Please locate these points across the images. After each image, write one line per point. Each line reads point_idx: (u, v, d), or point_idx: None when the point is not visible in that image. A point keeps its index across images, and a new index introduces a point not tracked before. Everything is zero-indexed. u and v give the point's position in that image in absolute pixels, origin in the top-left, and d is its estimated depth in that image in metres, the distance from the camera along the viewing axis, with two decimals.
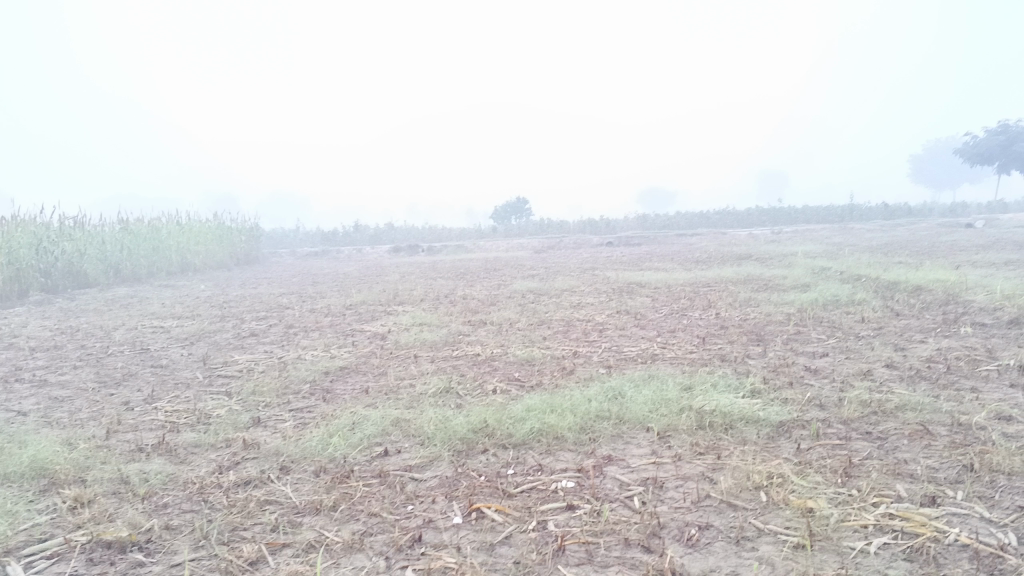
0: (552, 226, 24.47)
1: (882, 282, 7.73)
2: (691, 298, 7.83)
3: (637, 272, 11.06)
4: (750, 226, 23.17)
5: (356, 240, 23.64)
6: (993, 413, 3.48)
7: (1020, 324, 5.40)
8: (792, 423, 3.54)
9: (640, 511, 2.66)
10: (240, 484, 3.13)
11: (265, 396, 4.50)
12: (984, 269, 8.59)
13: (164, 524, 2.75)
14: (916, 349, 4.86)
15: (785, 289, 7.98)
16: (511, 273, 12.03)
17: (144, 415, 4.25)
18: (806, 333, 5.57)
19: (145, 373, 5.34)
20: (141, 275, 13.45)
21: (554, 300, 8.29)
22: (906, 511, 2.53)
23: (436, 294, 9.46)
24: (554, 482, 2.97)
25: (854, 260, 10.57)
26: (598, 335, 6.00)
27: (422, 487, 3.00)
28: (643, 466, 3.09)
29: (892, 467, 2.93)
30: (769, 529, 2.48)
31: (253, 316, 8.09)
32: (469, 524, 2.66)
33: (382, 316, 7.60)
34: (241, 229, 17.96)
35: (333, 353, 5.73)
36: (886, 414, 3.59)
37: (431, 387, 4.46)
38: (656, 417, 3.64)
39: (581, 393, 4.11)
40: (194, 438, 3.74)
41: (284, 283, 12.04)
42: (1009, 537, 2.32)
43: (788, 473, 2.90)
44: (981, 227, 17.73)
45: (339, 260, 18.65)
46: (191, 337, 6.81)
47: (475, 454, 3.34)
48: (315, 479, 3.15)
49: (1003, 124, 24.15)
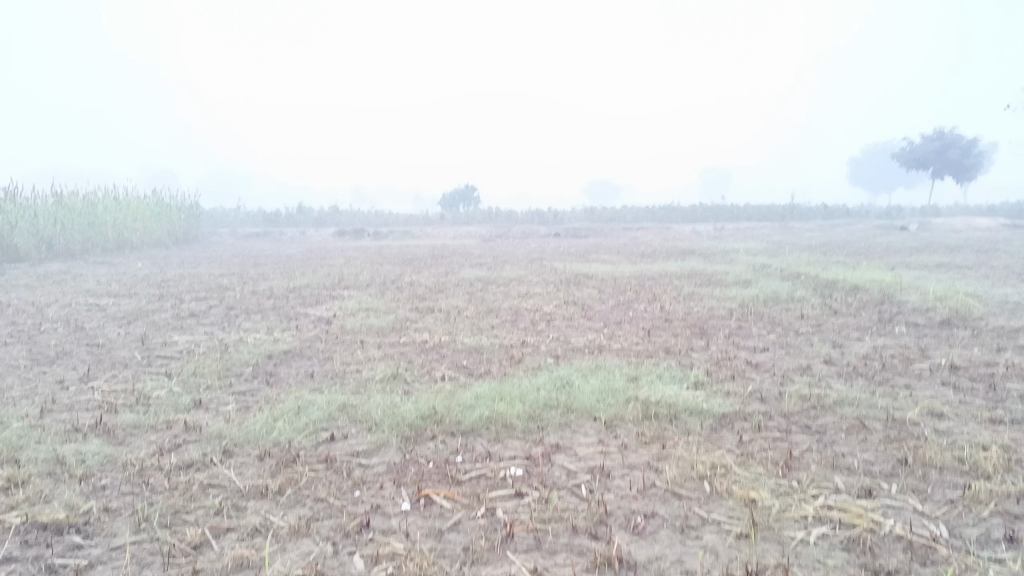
0: (500, 215, 24.47)
1: (820, 280, 7.95)
2: (636, 291, 7.93)
3: (585, 263, 11.13)
4: (693, 222, 23.54)
5: (299, 221, 23.27)
6: (925, 410, 3.61)
7: (951, 325, 5.61)
8: (734, 415, 3.62)
9: (587, 499, 2.69)
10: (182, 467, 3.06)
11: (206, 378, 4.41)
12: (917, 271, 8.91)
13: (103, 506, 2.68)
14: (853, 346, 5.01)
15: (728, 284, 8.13)
16: (459, 261, 12.04)
17: (79, 394, 4.13)
18: (747, 328, 5.70)
19: (80, 352, 5.18)
20: (74, 250, 13.04)
21: (502, 289, 8.30)
22: (844, 502, 2.61)
23: (383, 280, 9.39)
24: (502, 470, 2.98)
25: (795, 258, 10.80)
26: (545, 325, 6.04)
27: (369, 473, 2.98)
28: (591, 455, 3.13)
29: (830, 460, 3.01)
30: (713, 517, 2.54)
31: (193, 296, 7.90)
32: (417, 510, 2.65)
33: (327, 300, 7.52)
34: (181, 208, 17.54)
35: (277, 336, 5.64)
36: (824, 408, 3.69)
37: (378, 373, 4.43)
38: (603, 407, 3.68)
39: (529, 381, 4.13)
40: (134, 420, 3.64)
41: (225, 264, 11.83)
42: (941, 529, 2.41)
43: (731, 463, 2.96)
44: (915, 230, 18.32)
45: (282, 242, 18.38)
46: (129, 316, 6.64)
47: (423, 441, 3.33)
48: (259, 463, 3.10)
49: (938, 130, 24.90)
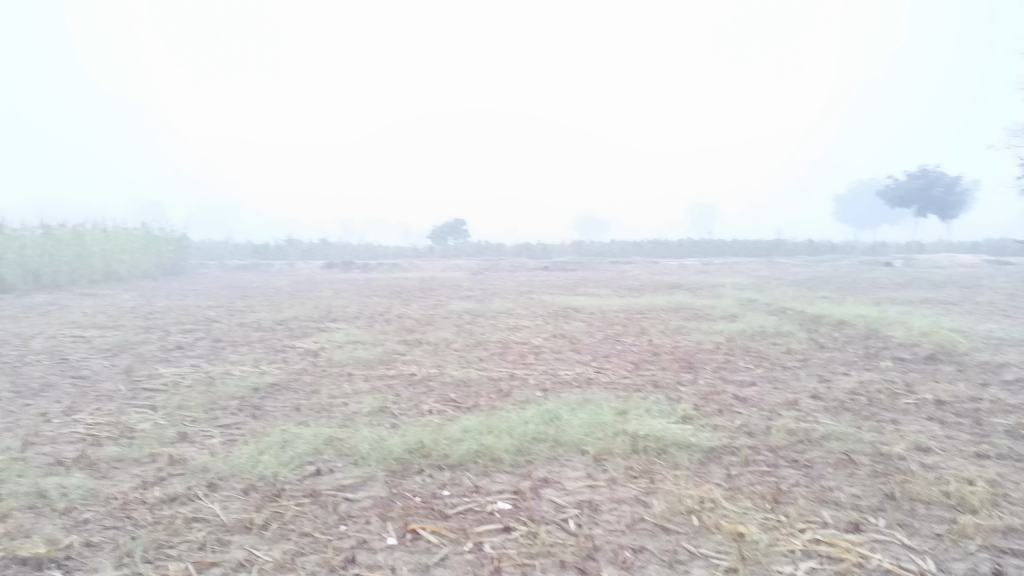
0: (488, 248, 24.55)
1: (807, 314, 7.99)
2: (624, 324, 7.96)
3: (574, 297, 11.14)
4: (681, 257, 23.67)
5: (287, 254, 23.25)
6: (912, 445, 3.62)
7: (936, 360, 5.64)
8: (722, 448, 3.62)
9: (575, 534, 2.68)
10: (166, 501, 3.03)
11: (192, 411, 4.38)
12: (903, 306, 8.97)
13: (85, 541, 2.64)
14: (839, 381, 5.03)
15: (715, 318, 8.17)
16: (448, 293, 12.04)
17: (63, 427, 4.08)
18: (734, 362, 5.71)
19: (65, 384, 5.14)
20: (60, 281, 12.98)
21: (490, 322, 8.30)
22: (832, 537, 2.60)
23: (372, 312, 9.38)
24: (489, 504, 2.96)
25: (781, 293, 10.86)
26: (533, 358, 6.04)
27: (356, 507, 2.95)
28: (579, 489, 3.11)
29: (818, 495, 3.02)
30: (701, 552, 2.53)
31: (179, 328, 7.86)
32: (404, 545, 2.63)
33: (315, 332, 7.50)
34: (169, 239, 17.52)
35: (263, 368, 5.62)
36: (812, 442, 3.70)
37: (366, 406, 4.41)
38: (591, 441, 3.68)
39: (517, 415, 4.12)
40: (118, 453, 3.60)
41: (213, 295, 11.79)
42: (929, 564, 2.41)
43: (719, 498, 2.96)
44: (900, 266, 18.50)
45: (270, 274, 18.36)
46: (114, 347, 6.60)
47: (410, 475, 3.31)
48: (245, 497, 3.07)
49: (922, 168, 25.25)
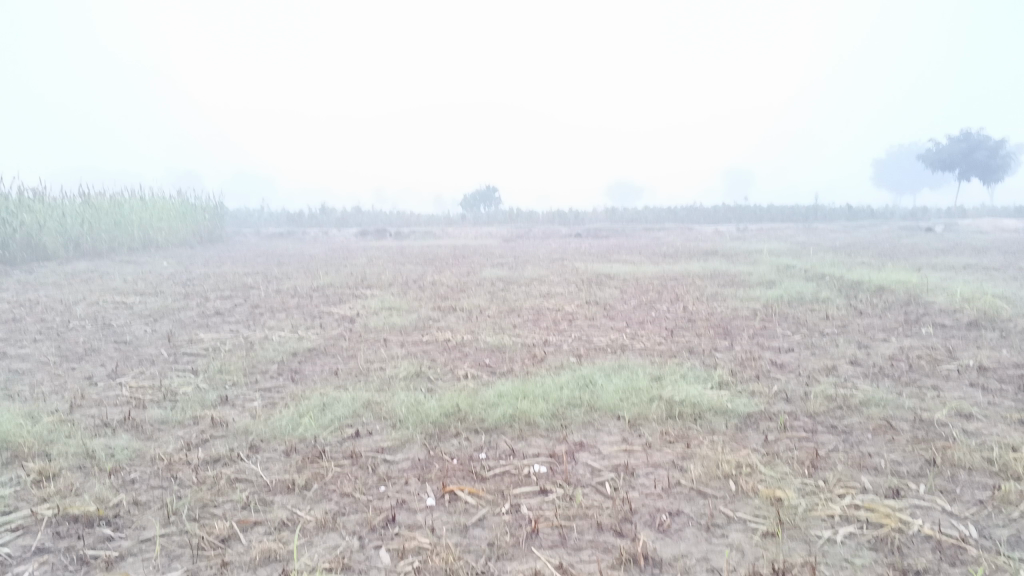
0: (521, 216, 24.48)
1: (845, 280, 7.88)
2: (659, 291, 7.91)
3: (607, 264, 11.09)
4: (716, 223, 23.41)
5: (321, 221, 23.40)
6: (953, 411, 3.57)
7: (979, 326, 5.54)
8: (759, 414, 3.60)
9: (611, 497, 2.69)
10: (209, 462, 3.09)
11: (232, 375, 4.45)
12: (945, 272, 8.81)
13: (132, 500, 2.72)
14: (879, 347, 4.96)
15: (751, 285, 8.09)
16: (481, 261, 12.06)
17: (108, 390, 4.18)
18: (771, 328, 5.66)
19: (108, 349, 5.25)
20: (100, 249, 13.21)
21: (524, 288, 8.30)
22: (871, 502, 2.59)
23: (405, 278, 9.44)
24: (526, 467, 2.98)
25: (819, 259, 10.70)
26: (567, 324, 6.04)
27: (394, 469, 2.99)
28: (615, 453, 3.12)
29: (857, 460, 2.99)
30: (738, 516, 2.53)
31: (217, 295, 7.96)
32: (442, 506, 2.66)
33: (350, 299, 7.56)
34: (205, 207, 17.71)
35: (301, 334, 5.69)
36: (851, 408, 3.67)
37: (402, 371, 4.45)
38: (627, 406, 3.67)
39: (553, 380, 4.13)
40: (161, 415, 3.68)
41: (249, 263, 11.94)
42: (970, 529, 2.39)
43: (756, 463, 2.95)
44: (941, 231, 18.13)
45: (304, 241, 18.53)
46: (155, 313, 6.72)
47: (447, 438, 3.34)
48: (285, 459, 3.12)
49: (965, 131, 24.63)
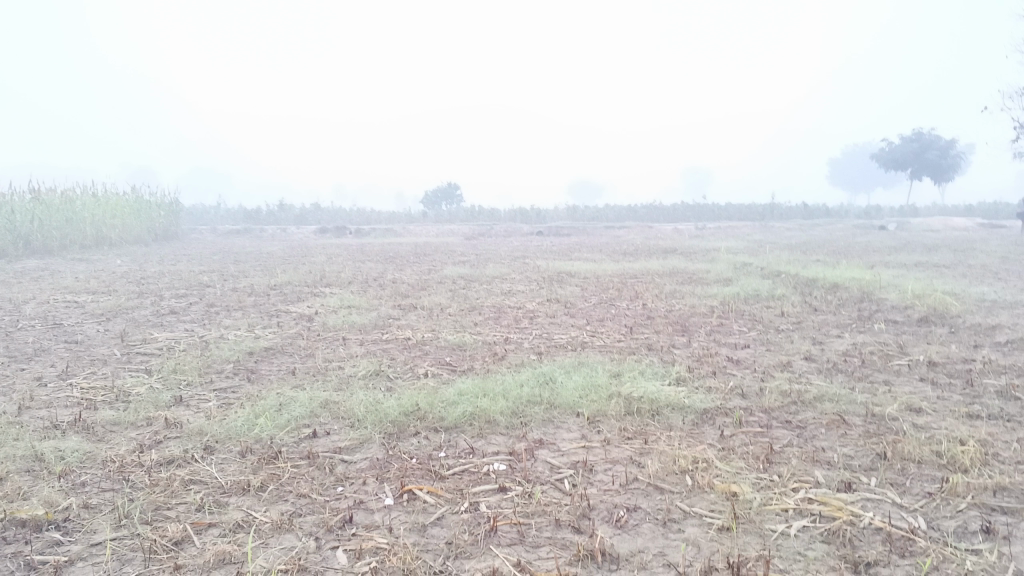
0: (483, 213, 24.46)
1: (801, 278, 8.01)
2: (619, 288, 7.97)
3: (568, 262, 11.12)
4: (675, 221, 23.63)
5: (280, 219, 23.11)
6: (904, 405, 3.65)
7: (929, 323, 5.66)
8: (716, 410, 3.64)
9: (570, 494, 2.70)
10: (163, 463, 3.04)
11: (186, 375, 4.38)
12: (896, 270, 9.00)
13: (83, 503, 2.66)
14: (833, 343, 5.05)
15: (709, 282, 8.18)
16: (442, 259, 12.04)
17: (58, 391, 4.09)
18: (728, 325, 5.74)
19: (58, 348, 5.13)
20: (51, 247, 12.92)
21: (485, 286, 8.29)
22: (824, 495, 2.63)
23: (365, 276, 9.38)
24: (485, 465, 2.98)
25: (775, 256, 10.85)
26: (528, 322, 6.06)
27: (352, 469, 2.97)
28: (573, 450, 3.14)
29: (810, 454, 3.04)
30: (695, 511, 2.55)
31: (172, 294, 7.81)
32: (400, 505, 2.65)
33: (309, 297, 7.49)
34: (160, 204, 17.40)
35: (257, 333, 5.62)
36: (805, 403, 3.73)
37: (361, 370, 4.42)
38: (586, 403, 3.69)
39: (512, 377, 4.14)
40: (113, 417, 3.61)
41: (206, 260, 11.78)
42: (919, 521, 2.44)
43: (713, 458, 2.98)
44: (894, 229, 18.54)
45: (262, 239, 18.32)
46: (107, 312, 6.59)
47: (405, 437, 3.33)
48: (241, 459, 3.08)
49: (916, 131, 25.19)
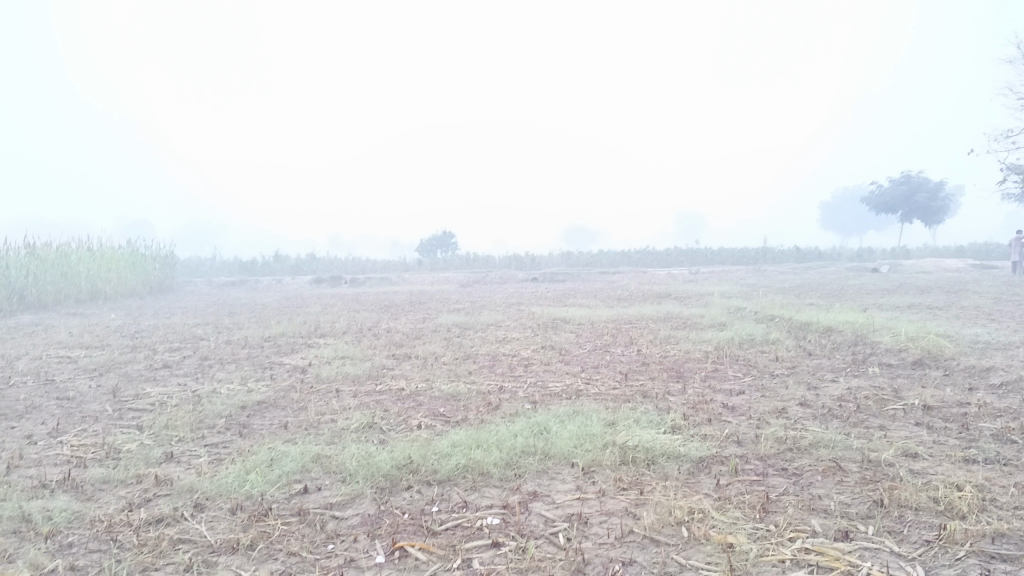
0: (478, 260, 24.55)
1: (794, 322, 8.02)
2: (613, 334, 7.97)
3: (563, 308, 11.14)
4: (669, 266, 23.73)
5: (275, 270, 23.14)
6: (900, 450, 3.63)
7: (923, 366, 5.65)
8: (711, 458, 3.62)
9: (564, 548, 2.67)
10: (152, 522, 3.00)
11: (178, 430, 4.34)
12: (889, 312, 9.02)
13: (69, 565, 2.62)
14: (827, 388, 5.03)
15: (703, 327, 8.19)
16: (437, 307, 12.05)
17: (48, 449, 4.04)
18: (723, 371, 5.72)
19: (50, 405, 5.09)
20: (47, 301, 12.91)
21: (480, 335, 8.28)
22: (821, 546, 2.60)
23: (360, 326, 9.37)
24: (479, 519, 2.95)
25: (768, 300, 10.87)
26: (523, 370, 6.04)
27: (343, 526, 2.93)
28: (568, 502, 3.11)
29: (806, 503, 3.02)
30: (690, 564, 2.52)
31: (166, 347, 7.78)
32: (392, 563, 2.61)
33: (303, 349, 7.47)
34: (155, 257, 17.44)
35: (250, 386, 5.58)
36: (800, 450, 3.70)
37: (354, 423, 4.39)
38: (581, 453, 3.67)
39: (506, 428, 4.11)
40: (103, 474, 3.57)
41: (200, 313, 11.76)
42: (917, 570, 2.41)
43: (708, 508, 2.95)
44: (886, 271, 18.66)
45: (257, 290, 18.33)
46: (100, 368, 6.55)
47: (398, 491, 3.29)
48: (231, 517, 3.04)
49: (905, 174, 25.50)
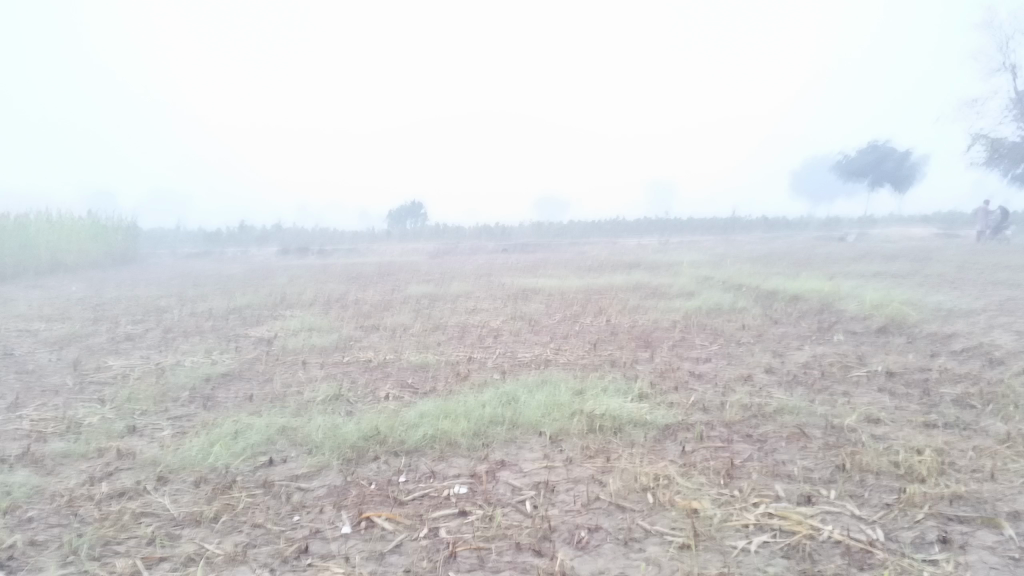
0: (448, 231, 24.44)
1: (762, 290, 8.08)
2: (583, 304, 7.98)
3: (532, 278, 11.12)
4: (639, 236, 23.80)
5: (241, 241, 22.82)
6: (862, 416, 3.68)
7: (887, 333, 5.73)
8: (677, 425, 3.64)
9: (531, 516, 2.67)
10: (114, 496, 2.96)
11: (141, 404, 4.27)
12: (854, 280, 9.12)
13: (28, 540, 2.57)
14: (793, 355, 5.09)
15: (671, 296, 8.22)
16: (406, 277, 11.97)
17: (7, 423, 3.96)
18: (690, 339, 5.75)
19: (9, 379, 4.99)
20: (7, 273, 12.62)
21: (449, 305, 8.24)
22: (784, 510, 2.63)
23: (328, 297, 9.28)
24: (446, 488, 2.95)
25: (736, 269, 10.95)
26: (492, 340, 6.02)
27: (309, 497, 2.91)
28: (535, 470, 3.11)
29: (771, 468, 3.05)
30: (656, 529, 2.54)
31: (129, 319, 7.65)
32: (358, 533, 2.59)
33: (269, 320, 7.38)
34: (118, 228, 17.10)
35: (216, 358, 5.51)
36: (765, 416, 3.74)
37: (321, 394, 4.35)
38: (548, 421, 3.67)
39: (474, 398, 4.10)
40: (64, 448, 3.51)
41: (165, 284, 11.58)
42: (878, 533, 2.45)
43: (674, 474, 2.97)
44: (853, 240, 18.85)
45: (222, 261, 18.09)
46: (61, 340, 6.42)
47: (365, 462, 3.28)
48: (195, 490, 3.01)
49: (872, 142, 25.65)
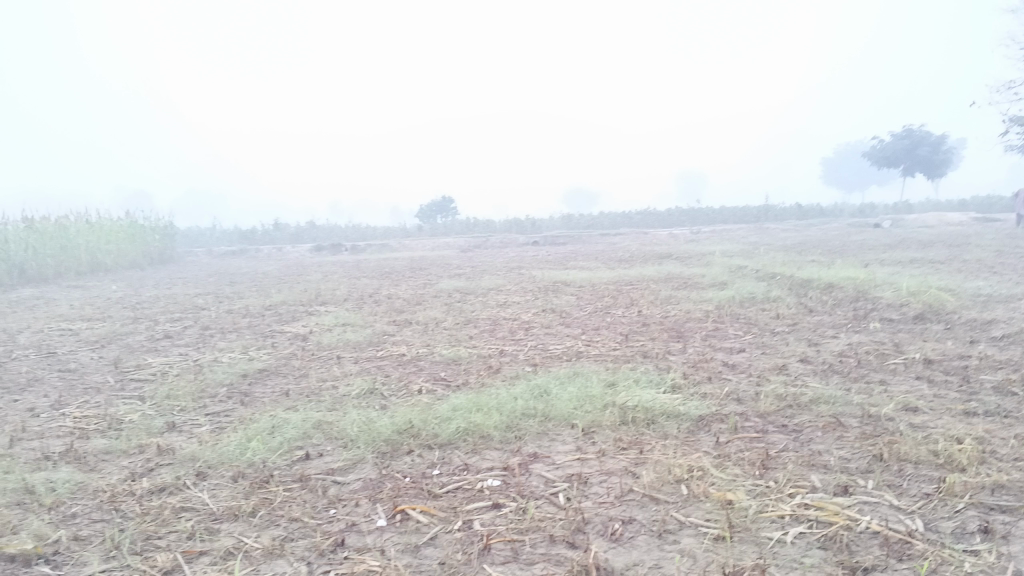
0: (479, 226, 24.47)
1: (796, 279, 7.99)
2: (614, 296, 7.95)
3: (563, 271, 11.08)
4: (670, 226, 23.65)
5: (275, 239, 23.04)
6: (900, 405, 3.63)
7: (925, 320, 5.64)
8: (711, 416, 3.62)
9: (564, 508, 2.68)
10: (154, 491, 3.02)
11: (180, 401, 4.34)
12: (890, 268, 8.98)
13: (73, 535, 2.64)
14: (829, 344, 5.02)
15: (704, 287, 8.16)
16: (438, 272, 12.02)
17: (50, 421, 4.05)
18: (723, 329, 5.71)
19: (52, 378, 5.10)
20: (48, 275, 12.90)
21: (481, 299, 8.25)
22: (820, 500, 2.61)
23: (361, 293, 9.35)
24: (479, 481, 2.96)
25: (769, 258, 10.86)
26: (524, 333, 6.03)
27: (345, 491, 2.94)
28: (568, 463, 3.11)
29: (807, 459, 3.02)
30: (690, 521, 2.53)
31: (167, 318, 7.78)
32: (393, 526, 2.62)
33: (303, 317, 7.45)
34: (155, 228, 17.37)
35: (251, 355, 5.58)
36: (800, 407, 3.70)
37: (354, 389, 4.39)
38: (581, 414, 3.67)
39: (506, 391, 4.11)
40: (105, 445, 3.58)
41: (201, 283, 11.75)
42: (916, 523, 2.42)
43: (708, 466, 2.96)
44: (888, 226, 18.56)
45: (256, 259, 18.33)
46: (101, 340, 6.54)
47: (399, 456, 3.30)
48: (232, 485, 3.05)
49: (907, 127, 25.22)
